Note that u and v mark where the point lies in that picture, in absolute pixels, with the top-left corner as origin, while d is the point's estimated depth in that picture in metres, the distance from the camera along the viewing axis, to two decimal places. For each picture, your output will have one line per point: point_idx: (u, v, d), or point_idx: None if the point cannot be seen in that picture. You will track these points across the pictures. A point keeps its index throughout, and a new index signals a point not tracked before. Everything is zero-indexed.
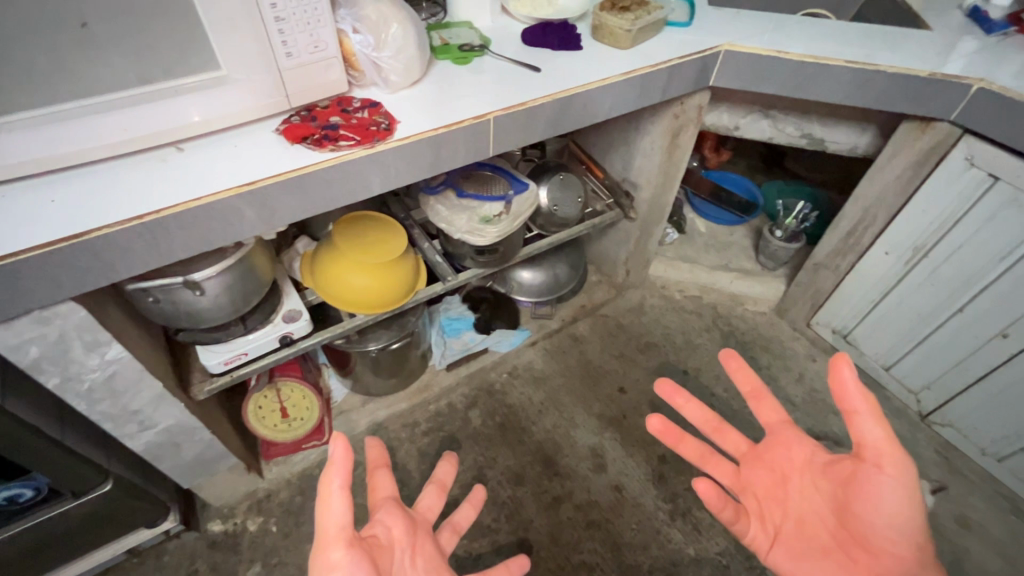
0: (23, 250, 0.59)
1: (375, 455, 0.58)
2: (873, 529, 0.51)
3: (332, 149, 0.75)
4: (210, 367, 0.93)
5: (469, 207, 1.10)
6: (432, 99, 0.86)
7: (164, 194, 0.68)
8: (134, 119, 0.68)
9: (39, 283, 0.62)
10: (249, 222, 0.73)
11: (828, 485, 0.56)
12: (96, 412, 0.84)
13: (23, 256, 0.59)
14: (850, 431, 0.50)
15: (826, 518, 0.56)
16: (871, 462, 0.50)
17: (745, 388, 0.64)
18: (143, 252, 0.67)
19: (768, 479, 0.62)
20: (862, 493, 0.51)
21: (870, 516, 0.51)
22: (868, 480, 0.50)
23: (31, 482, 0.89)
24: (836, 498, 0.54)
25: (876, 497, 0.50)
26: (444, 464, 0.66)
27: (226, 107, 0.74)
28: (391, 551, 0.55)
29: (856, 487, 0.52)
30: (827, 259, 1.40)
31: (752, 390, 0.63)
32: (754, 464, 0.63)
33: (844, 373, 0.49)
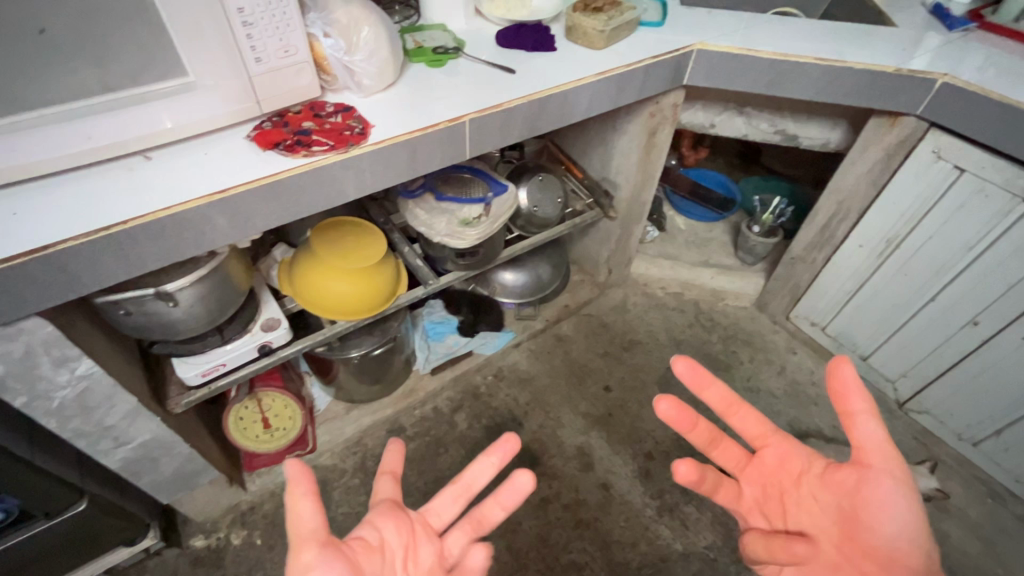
0: None
1: (390, 458, 0.58)
2: (880, 540, 0.51)
3: (305, 155, 0.74)
4: (187, 379, 0.91)
5: (449, 210, 1.10)
6: (407, 102, 0.85)
7: (132, 204, 0.66)
8: (98, 128, 0.67)
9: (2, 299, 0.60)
10: (221, 230, 0.72)
11: (829, 495, 0.55)
12: (67, 430, 0.81)
13: None
14: (852, 433, 0.52)
15: (826, 530, 0.55)
16: (876, 464, 0.51)
17: (728, 397, 0.62)
18: (112, 264, 0.66)
19: (763, 494, 0.61)
20: (871, 502, 0.52)
21: (881, 526, 0.51)
22: (876, 485, 0.51)
23: None
24: (839, 508, 0.54)
25: (885, 504, 0.51)
26: (484, 462, 0.61)
27: (193, 113, 0.73)
28: (385, 558, 0.54)
29: (864, 495, 0.52)
30: (803, 253, 1.42)
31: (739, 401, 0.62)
32: (750, 478, 0.62)
33: (845, 372, 0.52)
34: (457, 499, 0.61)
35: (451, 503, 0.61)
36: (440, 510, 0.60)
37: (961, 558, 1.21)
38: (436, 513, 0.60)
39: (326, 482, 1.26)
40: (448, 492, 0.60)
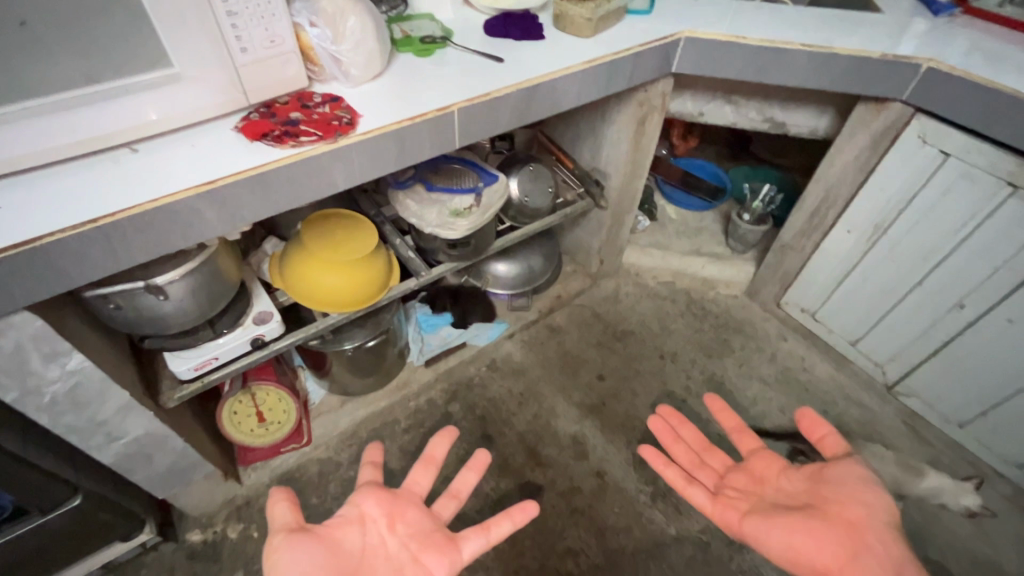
0: None
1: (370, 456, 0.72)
2: (845, 499, 0.66)
3: (293, 146, 0.74)
4: (180, 373, 0.91)
5: (440, 200, 1.10)
6: (395, 92, 0.85)
7: (120, 196, 0.66)
8: (84, 120, 0.66)
9: None
10: (210, 222, 0.71)
11: (799, 478, 0.72)
12: (60, 425, 0.81)
13: None
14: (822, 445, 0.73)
15: (796, 498, 0.71)
16: (835, 455, 0.71)
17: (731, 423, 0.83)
18: (100, 257, 0.65)
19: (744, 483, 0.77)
20: (832, 476, 0.69)
21: (841, 490, 0.67)
22: (837, 468, 0.70)
23: None
24: (808, 485, 0.71)
25: (842, 475, 0.69)
26: (439, 440, 0.76)
27: (179, 104, 0.72)
28: (362, 529, 0.67)
29: (827, 474, 0.70)
30: (793, 240, 1.43)
31: (736, 424, 0.82)
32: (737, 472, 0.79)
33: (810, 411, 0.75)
34: (430, 474, 0.75)
35: (422, 474, 0.74)
36: (417, 487, 0.74)
37: (947, 537, 1.24)
38: (416, 483, 0.74)
39: (322, 475, 1.27)
40: (419, 469, 0.74)
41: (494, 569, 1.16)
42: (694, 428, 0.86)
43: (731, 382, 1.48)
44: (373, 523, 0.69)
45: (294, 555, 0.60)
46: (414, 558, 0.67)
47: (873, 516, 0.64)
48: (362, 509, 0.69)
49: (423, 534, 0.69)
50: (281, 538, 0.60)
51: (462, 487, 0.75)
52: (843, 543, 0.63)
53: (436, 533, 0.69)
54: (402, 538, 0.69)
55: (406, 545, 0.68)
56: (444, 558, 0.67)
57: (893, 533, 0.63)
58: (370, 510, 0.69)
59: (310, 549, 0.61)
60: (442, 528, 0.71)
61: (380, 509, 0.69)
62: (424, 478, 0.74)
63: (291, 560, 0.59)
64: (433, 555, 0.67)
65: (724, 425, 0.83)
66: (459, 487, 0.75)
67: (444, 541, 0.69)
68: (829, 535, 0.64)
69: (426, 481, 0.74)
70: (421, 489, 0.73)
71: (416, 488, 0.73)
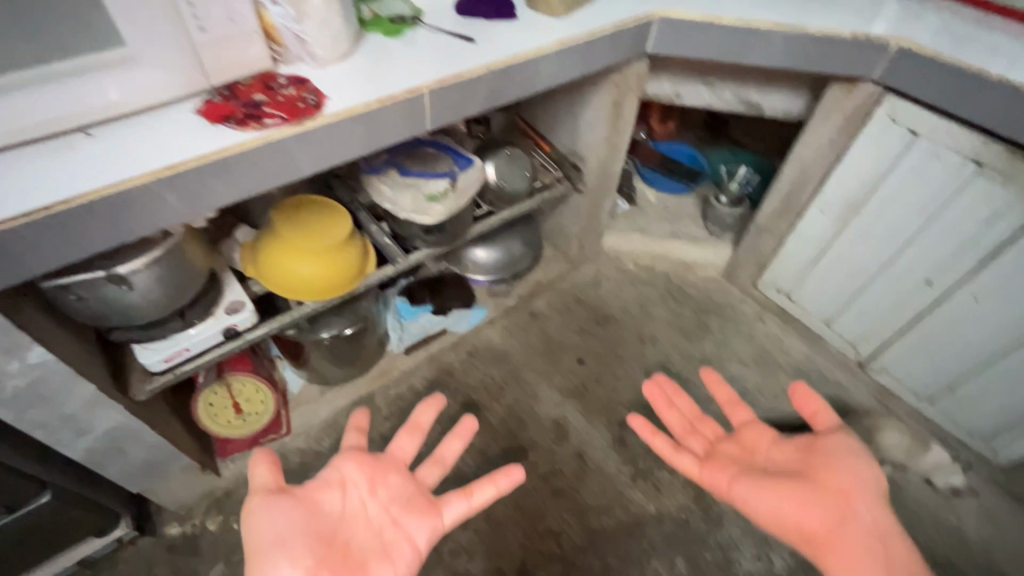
0: None
1: (355, 424, 0.75)
2: (839, 472, 0.68)
3: (257, 129, 0.72)
4: (150, 366, 0.90)
5: (414, 184, 1.08)
6: (364, 73, 0.83)
7: (73, 181, 0.63)
8: (34, 103, 0.63)
9: None
10: (173, 208, 0.69)
11: (792, 450, 0.73)
12: (24, 420, 0.79)
13: None
14: (817, 417, 0.74)
15: (789, 464, 0.72)
16: (828, 428, 0.72)
17: (723, 397, 0.84)
18: (57, 246, 0.63)
19: (734, 452, 0.78)
20: (826, 449, 0.70)
21: (836, 463, 0.69)
22: (831, 441, 0.71)
23: None
24: (801, 456, 0.72)
25: (836, 447, 0.70)
26: (427, 408, 0.80)
27: (135, 84, 0.69)
28: (343, 491, 0.71)
29: (820, 447, 0.71)
30: (769, 222, 1.45)
31: (730, 397, 0.83)
32: (728, 442, 0.80)
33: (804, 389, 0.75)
34: (415, 440, 0.79)
35: (407, 439, 0.78)
36: (402, 452, 0.77)
37: (915, 507, 1.29)
38: (400, 448, 0.77)
39: (303, 465, 1.26)
40: (404, 435, 0.78)
41: (477, 552, 1.17)
42: (688, 399, 0.86)
43: (709, 363, 1.50)
44: (353, 487, 0.72)
45: (270, 515, 0.64)
46: (394, 521, 0.71)
47: (863, 486, 0.67)
48: (343, 473, 0.72)
49: (405, 498, 0.73)
50: (260, 498, 0.65)
51: (447, 454, 0.79)
52: (831, 508, 0.66)
53: (417, 497, 0.73)
54: (382, 499, 0.72)
55: (386, 506, 0.72)
56: (425, 520, 0.71)
57: (880, 501, 0.66)
58: (352, 474, 0.73)
59: (289, 509, 0.66)
60: (425, 492, 0.75)
61: (363, 473, 0.73)
62: (410, 444, 0.78)
63: (268, 520, 0.64)
64: (414, 516, 0.71)
65: (717, 396, 0.84)
66: (443, 454, 0.80)
67: (426, 504, 0.73)
68: (822, 501, 0.66)
69: (411, 446, 0.78)
70: (405, 454, 0.77)
71: (400, 453, 0.77)
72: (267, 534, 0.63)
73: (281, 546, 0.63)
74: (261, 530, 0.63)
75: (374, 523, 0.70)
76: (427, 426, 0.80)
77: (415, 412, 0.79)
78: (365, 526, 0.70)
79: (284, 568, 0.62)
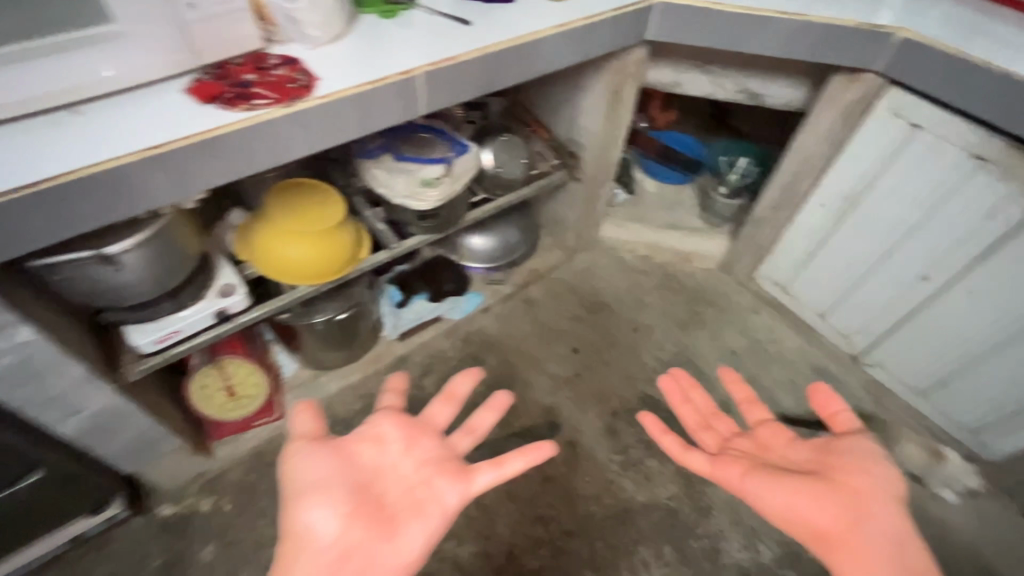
0: None
1: (389, 389, 0.80)
2: (856, 471, 0.68)
3: (246, 109, 0.71)
4: (142, 346, 0.90)
5: (408, 170, 1.08)
6: (358, 55, 0.82)
7: (60, 159, 0.63)
8: (20, 79, 0.63)
9: None
10: (161, 188, 0.68)
11: (806, 450, 0.74)
12: (14, 399, 0.79)
13: None
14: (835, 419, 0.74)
15: (802, 463, 0.73)
16: (848, 432, 0.72)
17: (740, 395, 0.84)
18: (43, 224, 0.63)
19: (749, 447, 0.79)
20: (844, 449, 0.70)
21: (858, 465, 0.69)
22: (851, 443, 0.71)
23: None
24: (815, 455, 0.72)
25: (854, 447, 0.70)
26: (463, 379, 0.82)
27: (121, 61, 0.68)
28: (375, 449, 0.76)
29: (840, 446, 0.71)
30: (767, 214, 1.44)
31: (746, 395, 0.83)
32: (741, 439, 0.81)
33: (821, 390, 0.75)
34: (451, 408, 0.82)
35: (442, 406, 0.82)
36: (437, 419, 0.81)
37: None
38: (435, 415, 0.81)
39: None
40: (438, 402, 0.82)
41: (466, 537, 1.18)
42: (704, 394, 0.87)
43: (703, 354, 1.50)
44: (382, 446, 0.77)
45: (309, 460, 0.71)
46: (424, 480, 0.75)
47: (877, 487, 0.67)
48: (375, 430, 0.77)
49: (435, 461, 0.77)
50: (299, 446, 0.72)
51: (478, 426, 0.82)
52: (845, 508, 0.65)
53: (447, 462, 0.77)
54: (415, 459, 0.77)
55: (418, 466, 0.76)
56: (455, 486, 0.74)
57: (895, 505, 0.66)
58: (386, 431, 0.78)
59: (324, 458, 0.72)
60: (456, 458, 0.78)
61: (395, 433, 0.78)
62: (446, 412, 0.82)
63: (309, 465, 0.71)
64: (444, 482, 0.75)
65: (734, 395, 0.84)
66: (475, 424, 0.82)
67: (456, 469, 0.76)
68: (837, 497, 0.66)
69: (447, 413, 0.82)
70: (438, 420, 0.81)
71: (435, 419, 0.81)
72: (305, 476, 0.70)
73: (314, 489, 0.70)
74: (301, 472, 0.70)
75: (404, 478, 0.75)
76: (461, 396, 0.83)
77: (450, 382, 0.82)
78: (393, 481, 0.75)
79: (321, 508, 0.69)
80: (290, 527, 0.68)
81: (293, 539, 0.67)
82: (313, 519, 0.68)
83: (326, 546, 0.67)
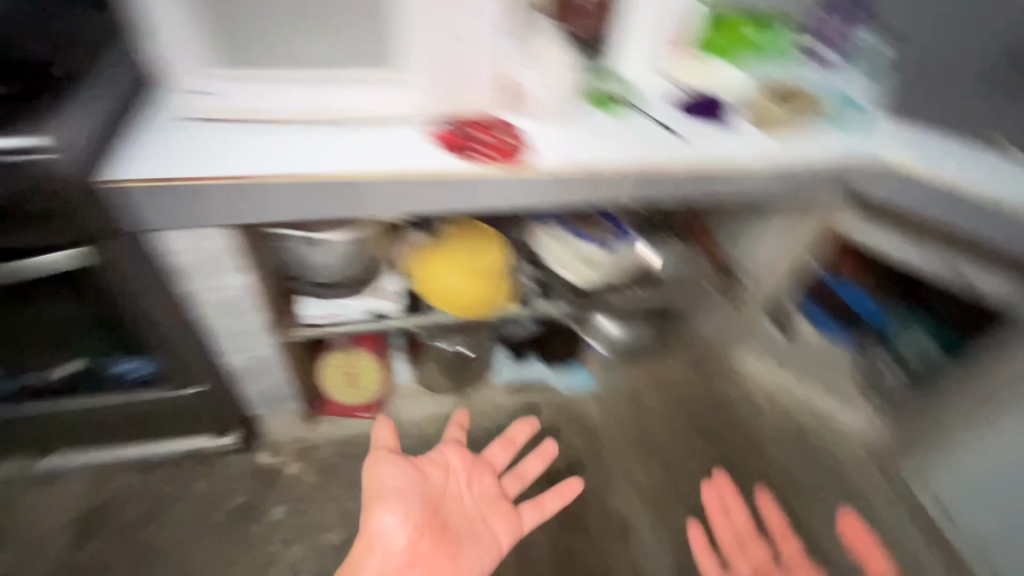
0: (218, 179, 0.75)
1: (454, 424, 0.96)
2: None
3: (469, 161, 0.83)
4: (306, 315, 1.07)
5: (572, 244, 1.13)
6: (572, 137, 0.90)
7: (325, 161, 0.79)
8: (321, 95, 0.80)
9: (221, 209, 0.78)
10: (382, 204, 0.83)
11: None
12: (215, 323, 0.98)
13: (218, 184, 0.75)
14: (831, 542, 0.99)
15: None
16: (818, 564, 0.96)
17: (778, 526, 1.00)
18: (296, 205, 0.80)
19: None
20: None
21: None
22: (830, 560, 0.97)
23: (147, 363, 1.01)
24: None
25: None
26: (518, 425, 1.01)
27: (390, 98, 0.83)
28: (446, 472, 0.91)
29: None
30: (945, 420, 1.21)
31: (783, 528, 0.99)
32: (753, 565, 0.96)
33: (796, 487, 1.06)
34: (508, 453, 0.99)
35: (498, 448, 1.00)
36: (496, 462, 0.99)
37: None
38: (492, 457, 0.98)
39: None
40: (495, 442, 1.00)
41: None
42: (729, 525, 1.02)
43: (810, 535, 1.35)
44: (457, 473, 0.93)
45: (392, 471, 0.85)
46: (479, 512, 0.90)
47: None
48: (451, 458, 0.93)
49: (490, 499, 0.93)
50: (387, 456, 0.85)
51: (526, 471, 0.99)
52: None
53: (498, 500, 0.93)
54: (472, 490, 0.93)
55: (479, 500, 0.92)
56: (505, 522, 0.91)
57: None
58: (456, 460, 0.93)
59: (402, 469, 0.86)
60: (506, 499, 0.94)
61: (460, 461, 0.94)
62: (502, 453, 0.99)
63: (390, 474, 0.84)
64: (496, 516, 0.91)
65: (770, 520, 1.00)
66: (524, 470, 0.99)
67: (505, 509, 0.92)
68: None
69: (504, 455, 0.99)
70: (496, 460, 0.99)
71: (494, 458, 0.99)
72: (386, 487, 0.83)
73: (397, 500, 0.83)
74: (382, 481, 0.83)
75: (465, 509, 0.90)
76: (518, 442, 1.01)
77: (509, 429, 1.01)
78: (460, 507, 0.90)
79: (395, 513, 0.82)
80: (367, 526, 0.80)
81: (366, 541, 0.79)
82: (384, 522, 0.81)
83: (398, 551, 0.80)
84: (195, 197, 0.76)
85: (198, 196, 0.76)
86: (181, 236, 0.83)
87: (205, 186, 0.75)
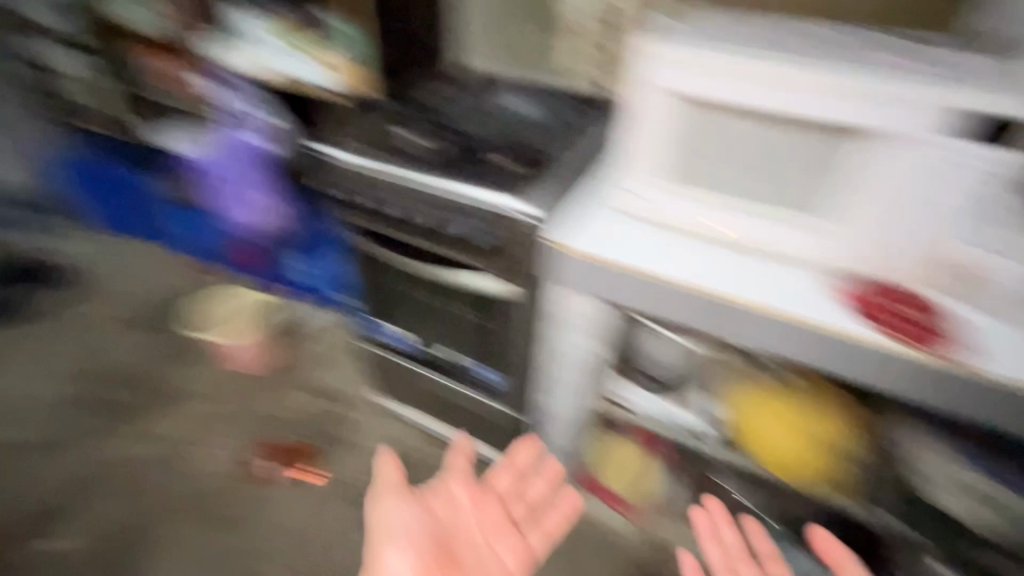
0: (627, 267, 0.87)
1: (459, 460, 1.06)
2: None
3: (870, 327, 0.79)
4: (618, 396, 1.12)
5: (957, 471, 0.90)
6: (1011, 346, 0.76)
7: (721, 280, 0.85)
8: (738, 224, 0.85)
9: (616, 288, 0.90)
10: (760, 335, 0.83)
11: None
12: (551, 369, 1.10)
13: (626, 270, 0.87)
14: None
15: None
16: None
17: None
18: (677, 309, 0.87)
19: None
20: None
21: None
22: None
23: (499, 375, 1.20)
24: None
25: None
26: (519, 444, 1.13)
27: (806, 243, 0.82)
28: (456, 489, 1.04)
29: None
30: None
31: None
32: None
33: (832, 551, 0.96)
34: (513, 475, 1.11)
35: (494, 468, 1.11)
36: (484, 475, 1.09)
37: None
38: (496, 479, 1.10)
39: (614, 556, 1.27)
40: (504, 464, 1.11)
41: None
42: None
43: None
44: (457, 504, 1.04)
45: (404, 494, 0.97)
46: (485, 543, 1.03)
47: None
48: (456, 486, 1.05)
49: (493, 525, 1.05)
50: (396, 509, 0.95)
51: (531, 487, 1.12)
52: None
53: (502, 525, 1.05)
54: (478, 515, 1.05)
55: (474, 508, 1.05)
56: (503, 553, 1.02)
57: None
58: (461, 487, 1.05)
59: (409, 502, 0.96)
60: (507, 519, 1.07)
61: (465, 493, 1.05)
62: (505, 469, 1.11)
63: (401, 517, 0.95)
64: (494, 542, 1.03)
65: None
66: (529, 489, 1.12)
67: (504, 532, 1.05)
68: None
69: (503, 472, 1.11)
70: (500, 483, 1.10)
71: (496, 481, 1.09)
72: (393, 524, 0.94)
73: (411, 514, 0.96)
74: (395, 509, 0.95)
75: (472, 537, 1.02)
76: (522, 463, 1.13)
77: (513, 452, 1.13)
78: (461, 529, 1.02)
79: (401, 549, 0.92)
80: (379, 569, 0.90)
81: None
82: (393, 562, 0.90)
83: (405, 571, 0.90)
84: (599, 270, 0.89)
85: (605, 275, 0.89)
86: (571, 298, 0.99)
87: (616, 269, 0.88)
